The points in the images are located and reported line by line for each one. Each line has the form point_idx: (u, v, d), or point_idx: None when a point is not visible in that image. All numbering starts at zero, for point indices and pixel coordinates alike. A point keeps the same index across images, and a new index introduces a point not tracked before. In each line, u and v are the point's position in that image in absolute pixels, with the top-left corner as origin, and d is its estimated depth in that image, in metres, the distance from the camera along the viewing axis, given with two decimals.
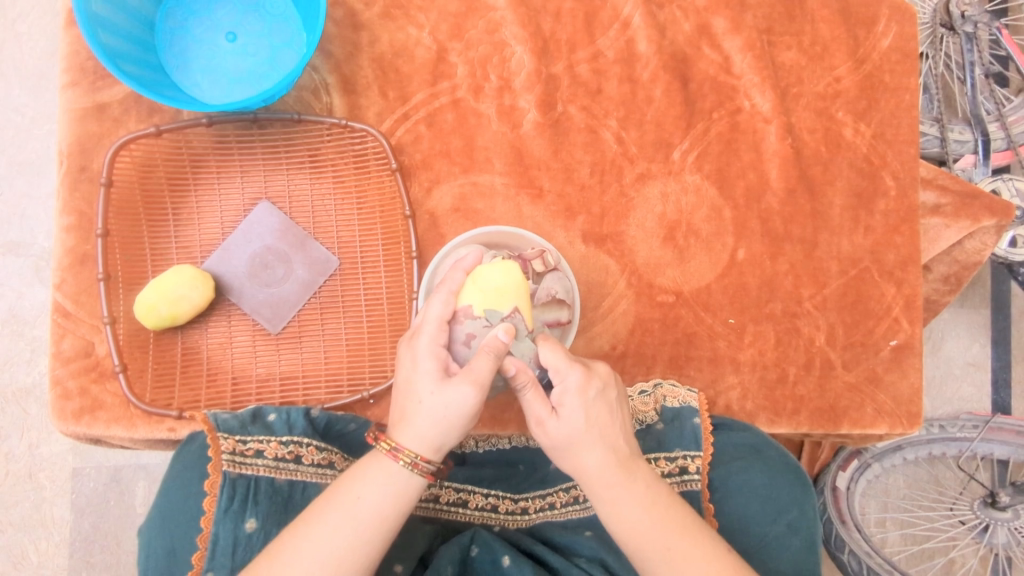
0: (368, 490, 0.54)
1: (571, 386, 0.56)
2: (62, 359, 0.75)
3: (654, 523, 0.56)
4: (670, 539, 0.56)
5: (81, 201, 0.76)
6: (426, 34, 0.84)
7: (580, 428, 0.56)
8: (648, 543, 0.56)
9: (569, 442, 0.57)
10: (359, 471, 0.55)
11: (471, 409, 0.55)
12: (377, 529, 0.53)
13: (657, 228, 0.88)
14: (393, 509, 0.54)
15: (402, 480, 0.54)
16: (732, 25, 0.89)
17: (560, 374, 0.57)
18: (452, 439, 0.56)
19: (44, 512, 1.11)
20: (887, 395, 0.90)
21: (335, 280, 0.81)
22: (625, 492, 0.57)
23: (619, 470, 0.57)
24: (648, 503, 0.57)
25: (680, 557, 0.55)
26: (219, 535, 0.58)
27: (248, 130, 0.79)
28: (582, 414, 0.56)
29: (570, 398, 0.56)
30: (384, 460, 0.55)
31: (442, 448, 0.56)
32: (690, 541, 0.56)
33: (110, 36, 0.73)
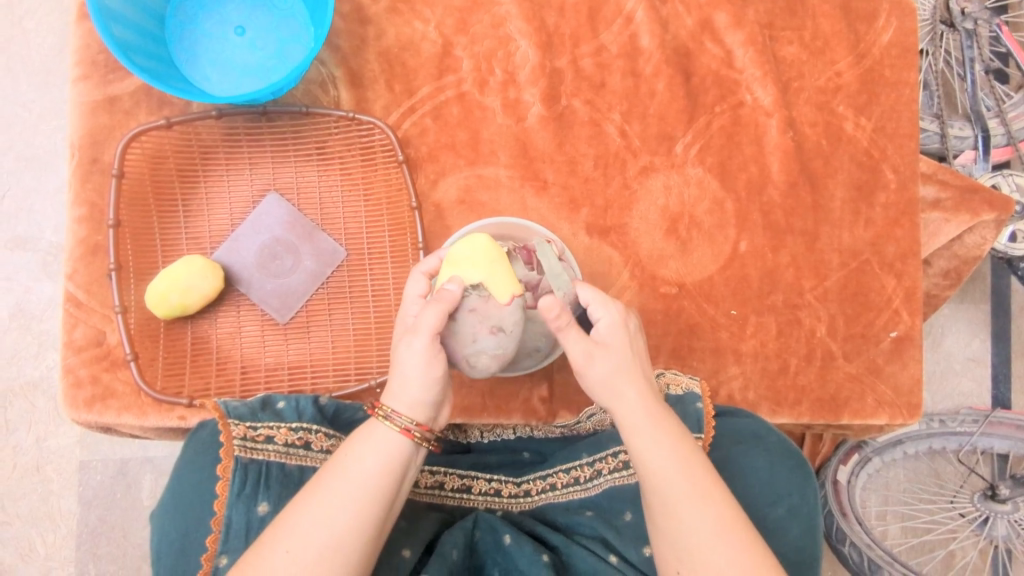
0: (362, 459, 0.54)
1: (612, 316, 0.59)
2: (74, 348, 0.76)
3: (681, 463, 0.54)
4: (695, 478, 0.53)
5: (93, 192, 0.77)
6: (432, 29, 0.85)
7: (622, 360, 0.57)
8: (672, 477, 0.53)
9: (611, 377, 0.56)
10: (351, 444, 0.56)
11: (432, 359, 0.56)
12: (376, 496, 0.53)
13: (659, 221, 0.89)
14: (388, 474, 0.55)
15: (394, 447, 0.55)
16: (733, 20, 0.90)
17: (601, 306, 0.60)
18: (429, 397, 0.57)
19: (52, 504, 1.13)
20: (888, 385, 0.91)
21: (343, 271, 0.82)
22: (653, 430, 0.55)
23: (653, 407, 0.56)
24: (677, 440, 0.55)
25: (701, 497, 0.52)
26: (233, 519, 0.59)
27: (257, 123, 0.80)
28: (623, 346, 0.58)
29: (612, 330, 0.58)
30: (386, 432, 0.56)
31: (421, 406, 0.56)
32: (713, 486, 0.53)
33: (122, 29, 0.74)
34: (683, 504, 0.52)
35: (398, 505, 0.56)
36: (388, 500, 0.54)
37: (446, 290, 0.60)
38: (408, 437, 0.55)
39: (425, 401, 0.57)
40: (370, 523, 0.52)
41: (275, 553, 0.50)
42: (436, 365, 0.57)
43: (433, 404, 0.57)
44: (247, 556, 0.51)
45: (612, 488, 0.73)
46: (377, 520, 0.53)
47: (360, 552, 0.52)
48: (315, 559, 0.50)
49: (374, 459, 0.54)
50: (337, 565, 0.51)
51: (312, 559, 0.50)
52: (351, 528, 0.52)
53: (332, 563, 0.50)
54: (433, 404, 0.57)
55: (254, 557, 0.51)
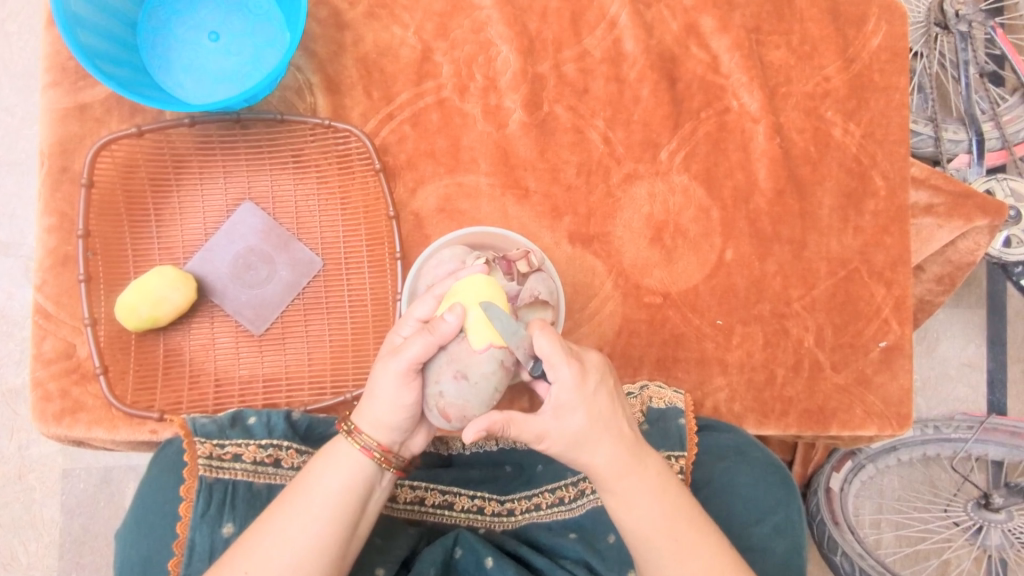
0: (327, 478, 0.54)
1: (566, 382, 0.54)
2: (43, 361, 0.74)
3: (664, 520, 0.56)
4: (679, 531, 0.55)
5: (63, 202, 0.76)
6: (410, 34, 0.83)
7: (582, 426, 0.54)
8: (655, 535, 0.55)
9: (576, 441, 0.55)
10: (318, 462, 0.55)
11: (404, 384, 0.54)
12: (340, 517, 0.53)
13: (644, 229, 0.87)
14: (353, 494, 0.54)
15: (359, 468, 0.54)
16: (719, 24, 0.88)
17: (552, 369, 0.54)
18: (396, 420, 0.55)
19: (34, 513, 1.11)
20: (877, 396, 0.89)
21: (319, 281, 0.80)
22: (632, 484, 0.56)
23: (626, 466, 0.56)
24: (656, 496, 0.56)
25: (687, 549, 0.55)
26: (196, 541, 0.57)
27: (231, 130, 0.79)
28: (581, 412, 0.54)
29: (567, 398, 0.54)
30: (352, 451, 0.55)
31: (385, 429, 0.55)
32: (695, 533, 0.56)
33: (90, 36, 0.72)
34: (667, 561, 0.55)
35: (364, 527, 0.55)
36: (353, 522, 0.54)
37: (444, 319, 0.54)
38: (367, 456, 0.54)
39: (392, 426, 0.55)
40: (331, 544, 0.52)
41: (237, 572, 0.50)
42: (408, 392, 0.55)
43: (398, 427, 0.55)
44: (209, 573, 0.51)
45: (595, 509, 0.73)
46: (339, 543, 0.52)
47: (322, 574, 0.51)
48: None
49: (340, 478, 0.54)
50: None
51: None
52: (313, 550, 0.51)
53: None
54: (400, 429, 0.56)
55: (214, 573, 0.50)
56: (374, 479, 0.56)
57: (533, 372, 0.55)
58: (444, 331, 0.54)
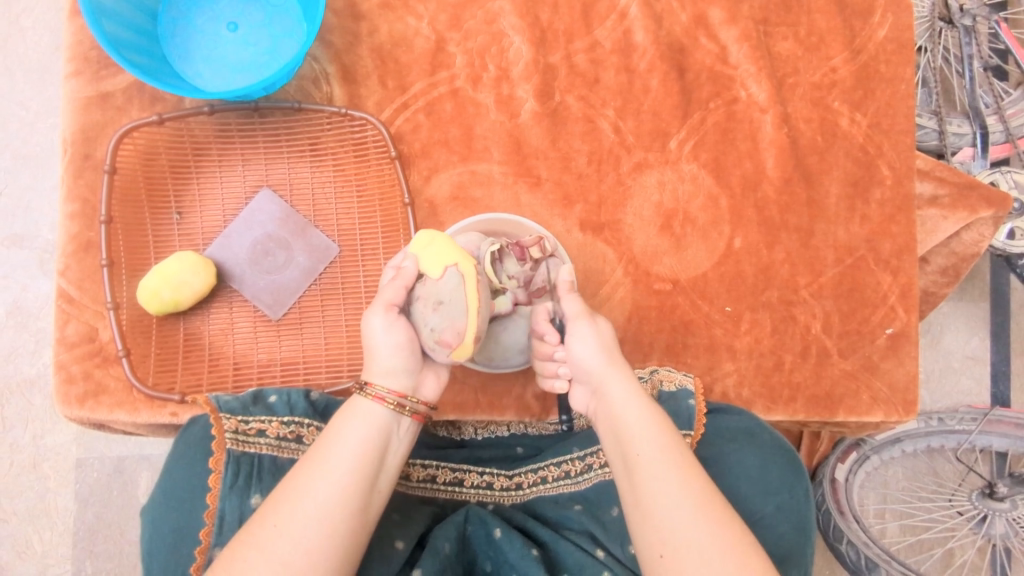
0: (346, 431, 0.56)
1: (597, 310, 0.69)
2: (66, 344, 0.76)
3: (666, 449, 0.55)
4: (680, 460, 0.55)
5: (85, 189, 0.77)
6: (424, 25, 0.85)
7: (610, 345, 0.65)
8: (654, 452, 0.56)
9: (605, 366, 0.62)
10: (335, 422, 0.57)
11: (397, 328, 0.60)
12: (361, 468, 0.54)
13: (654, 217, 0.88)
14: (372, 444, 0.56)
15: (375, 420, 0.57)
16: (728, 16, 0.90)
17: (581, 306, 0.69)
18: (402, 362, 0.60)
19: (48, 501, 1.13)
20: (883, 382, 0.91)
21: (335, 267, 0.82)
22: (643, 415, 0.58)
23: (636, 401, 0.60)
24: (659, 426, 0.58)
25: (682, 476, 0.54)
26: (226, 510, 0.59)
27: (250, 119, 0.80)
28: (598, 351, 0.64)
29: (599, 320, 0.67)
30: (368, 404, 0.58)
31: (399, 376, 0.60)
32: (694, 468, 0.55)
33: (113, 25, 0.74)
34: (669, 482, 0.53)
35: (386, 480, 0.56)
36: (373, 473, 0.55)
37: (406, 266, 0.62)
38: (381, 404, 0.58)
39: (401, 370, 0.60)
40: (357, 496, 0.53)
41: (265, 525, 0.50)
42: (399, 331, 0.60)
43: (408, 369, 0.60)
44: (239, 533, 0.52)
45: (601, 484, 0.73)
46: (361, 493, 0.53)
47: (347, 523, 0.52)
48: (302, 527, 0.50)
49: (359, 430, 0.56)
50: (323, 534, 0.51)
51: (298, 527, 0.50)
52: (336, 498, 0.52)
53: (318, 532, 0.50)
54: (407, 371, 0.60)
55: (245, 532, 0.51)
56: (390, 423, 0.58)
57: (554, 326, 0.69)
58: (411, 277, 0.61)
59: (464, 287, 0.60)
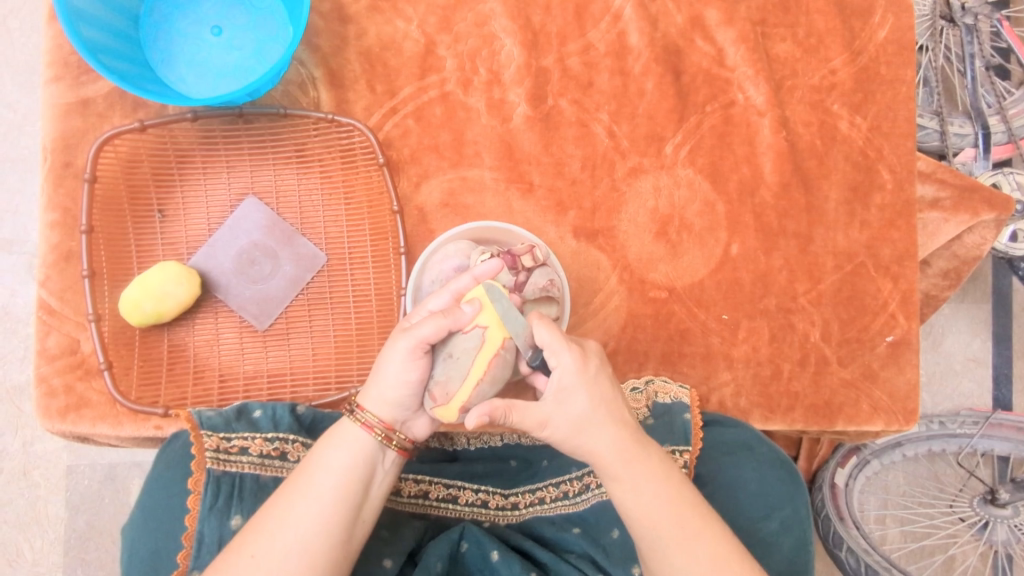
0: (330, 459, 0.55)
1: (567, 366, 0.55)
2: (47, 357, 0.74)
3: (670, 506, 0.56)
4: (686, 519, 0.55)
5: (66, 197, 0.76)
6: (414, 27, 0.83)
7: (584, 407, 0.56)
8: (661, 523, 0.55)
9: (578, 427, 0.56)
10: (321, 446, 0.56)
11: (411, 363, 0.56)
12: (343, 498, 0.53)
13: (649, 223, 0.87)
14: (356, 473, 0.54)
15: (360, 450, 0.55)
16: (725, 16, 0.87)
17: (553, 357, 0.56)
18: (399, 399, 0.57)
19: (39, 509, 1.11)
20: (884, 391, 0.89)
21: (323, 276, 0.80)
22: (633, 471, 0.56)
23: (628, 455, 0.56)
24: (660, 483, 0.56)
25: (691, 538, 0.55)
26: (204, 533, 0.57)
27: (234, 125, 0.78)
28: (583, 395, 0.56)
29: (570, 381, 0.55)
30: (355, 430, 0.56)
31: (391, 409, 0.57)
32: (700, 522, 0.55)
33: (92, 30, 0.72)
34: (677, 549, 0.54)
35: (371, 510, 0.55)
36: (356, 503, 0.54)
37: (461, 308, 0.57)
38: (369, 433, 0.56)
39: (395, 404, 0.57)
40: (338, 527, 0.52)
41: (242, 556, 0.50)
42: (412, 371, 0.56)
43: (400, 405, 0.57)
44: (218, 559, 0.51)
45: (599, 505, 0.72)
46: (342, 524, 0.52)
47: (327, 555, 0.51)
48: (280, 560, 0.50)
49: (343, 458, 0.55)
50: (302, 567, 0.50)
51: (276, 561, 0.49)
52: (316, 530, 0.51)
53: (297, 564, 0.50)
54: (401, 407, 0.57)
55: (222, 562, 0.50)
56: (376, 456, 0.56)
57: (533, 361, 0.58)
58: (459, 322, 0.57)
59: (481, 355, 0.57)
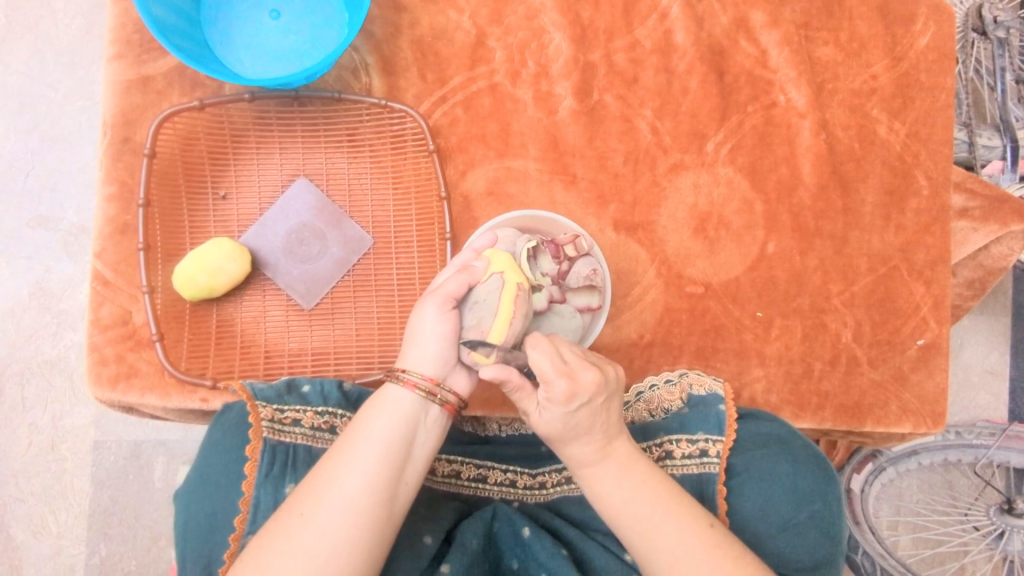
0: (375, 422, 0.56)
1: (554, 398, 0.55)
2: (100, 326, 0.76)
3: (631, 503, 0.57)
4: (648, 512, 0.56)
5: (124, 171, 0.77)
6: (465, 19, 0.84)
7: (558, 428, 0.57)
8: (622, 518, 0.57)
9: (550, 435, 0.58)
10: (365, 410, 0.57)
11: (442, 318, 0.59)
12: (387, 459, 0.54)
13: (688, 219, 0.88)
14: (399, 435, 0.55)
15: (405, 412, 0.56)
16: (769, 19, 0.89)
17: (545, 384, 0.56)
18: (439, 353, 0.59)
19: (65, 482, 1.13)
20: (912, 393, 0.90)
21: (369, 258, 0.82)
22: (595, 472, 0.58)
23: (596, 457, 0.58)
24: (625, 478, 0.58)
25: (653, 529, 0.56)
26: (261, 499, 0.59)
27: (289, 107, 0.80)
28: (558, 420, 0.56)
29: (551, 405, 0.56)
30: (398, 390, 0.57)
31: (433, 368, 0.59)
32: (664, 511, 0.57)
33: (161, 8, 0.74)
34: (636, 541, 0.56)
35: (413, 473, 0.56)
36: (399, 464, 0.55)
37: (474, 265, 0.62)
38: (411, 391, 0.57)
39: (436, 360, 0.59)
40: (383, 487, 0.53)
41: (293, 514, 0.51)
42: (446, 324, 0.59)
43: (442, 359, 0.59)
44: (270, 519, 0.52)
45: None
46: (387, 485, 0.53)
47: (373, 515, 0.52)
48: (327, 520, 0.51)
49: (387, 420, 0.56)
50: (348, 526, 0.51)
51: (324, 519, 0.51)
52: (363, 489, 0.52)
53: (343, 523, 0.51)
54: (443, 361, 0.59)
55: (274, 520, 0.52)
56: (419, 412, 0.57)
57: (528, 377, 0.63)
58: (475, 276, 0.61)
59: (504, 293, 0.60)
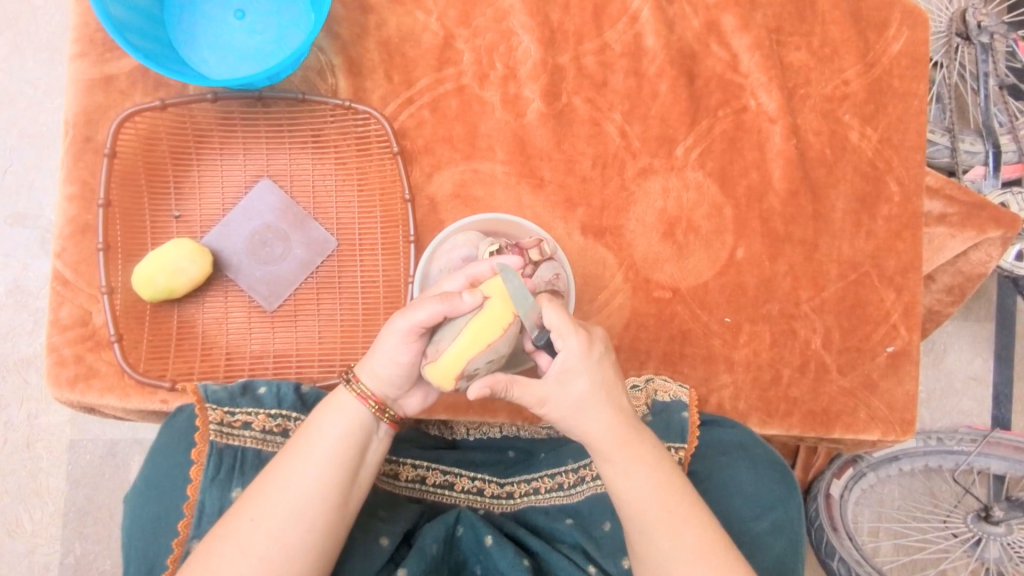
0: (328, 425, 0.55)
1: (573, 350, 0.54)
2: (60, 327, 0.76)
3: (659, 489, 0.56)
4: (673, 502, 0.56)
5: (85, 171, 0.77)
6: (433, 20, 0.84)
7: (584, 391, 0.55)
8: (650, 506, 0.56)
9: (575, 409, 0.55)
10: (318, 413, 0.57)
11: (404, 346, 0.55)
12: (340, 462, 0.54)
13: (656, 223, 0.87)
14: (353, 439, 0.55)
15: (357, 415, 0.56)
16: (741, 23, 0.88)
17: (560, 339, 0.55)
18: (392, 376, 0.56)
19: (39, 482, 1.12)
20: (882, 401, 0.90)
21: (333, 260, 0.81)
22: (626, 455, 0.56)
23: (623, 437, 0.56)
24: (652, 470, 0.56)
25: (680, 521, 0.55)
26: (206, 503, 0.58)
27: (253, 108, 0.80)
28: (585, 377, 0.55)
29: (573, 365, 0.55)
30: (349, 398, 0.56)
31: (386, 383, 0.57)
32: (689, 504, 0.56)
33: (120, 8, 0.73)
34: (663, 534, 0.55)
35: (366, 474, 0.56)
36: (352, 467, 0.55)
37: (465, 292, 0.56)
38: (363, 404, 0.56)
39: (388, 383, 0.57)
40: (335, 489, 0.53)
41: (242, 519, 0.51)
42: (405, 350, 0.56)
43: (392, 382, 0.57)
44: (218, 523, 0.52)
45: (594, 496, 0.72)
46: (339, 487, 0.54)
47: (324, 518, 0.52)
48: (278, 523, 0.51)
49: (339, 424, 0.55)
50: (300, 530, 0.51)
51: (275, 523, 0.51)
52: (313, 494, 0.52)
53: (295, 526, 0.51)
54: (395, 386, 0.57)
55: (223, 525, 0.51)
56: (372, 426, 0.57)
57: (538, 340, 0.55)
58: (461, 303, 0.55)
59: (477, 323, 0.55)
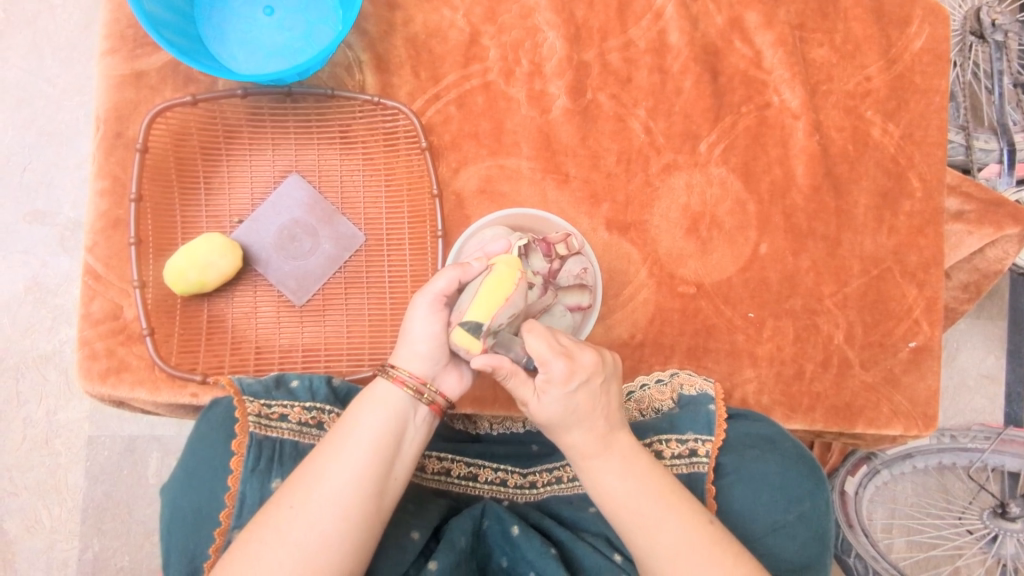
0: (365, 417, 0.55)
1: (551, 378, 0.55)
2: (91, 321, 0.76)
3: (632, 492, 0.56)
4: (647, 504, 0.56)
5: (116, 165, 0.78)
6: (460, 17, 0.84)
7: (556, 414, 0.56)
8: (622, 509, 0.56)
9: (548, 422, 0.57)
10: (355, 406, 0.57)
11: (433, 317, 0.58)
12: (377, 453, 0.54)
13: (680, 219, 0.88)
14: (390, 431, 0.55)
15: (392, 407, 0.56)
16: (764, 20, 0.89)
17: (543, 366, 0.55)
18: (428, 352, 0.58)
19: (58, 478, 1.13)
20: (904, 396, 0.90)
21: (360, 255, 0.82)
22: (597, 462, 0.57)
23: (592, 448, 0.57)
24: (625, 472, 0.56)
25: (655, 523, 0.55)
26: (246, 493, 0.59)
27: (282, 104, 0.80)
28: (557, 402, 0.56)
29: (547, 389, 0.55)
30: (387, 386, 0.57)
31: (424, 360, 0.58)
32: (666, 505, 0.56)
33: (154, 4, 0.74)
34: (636, 534, 0.55)
35: (402, 468, 0.56)
36: (389, 459, 0.55)
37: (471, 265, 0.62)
38: (401, 387, 0.57)
39: (427, 359, 0.58)
40: (372, 480, 0.53)
41: (282, 507, 0.51)
42: (435, 322, 0.58)
43: (432, 358, 0.58)
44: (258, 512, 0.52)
45: None
46: (376, 478, 0.54)
47: (360, 508, 0.52)
48: (317, 511, 0.51)
49: (375, 417, 0.55)
50: (337, 519, 0.51)
51: (313, 511, 0.51)
52: (351, 483, 0.52)
53: (332, 515, 0.51)
54: (433, 361, 0.58)
55: (263, 512, 0.52)
56: (408, 410, 0.57)
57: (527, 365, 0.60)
58: (471, 271, 0.61)
59: (489, 283, 0.60)
